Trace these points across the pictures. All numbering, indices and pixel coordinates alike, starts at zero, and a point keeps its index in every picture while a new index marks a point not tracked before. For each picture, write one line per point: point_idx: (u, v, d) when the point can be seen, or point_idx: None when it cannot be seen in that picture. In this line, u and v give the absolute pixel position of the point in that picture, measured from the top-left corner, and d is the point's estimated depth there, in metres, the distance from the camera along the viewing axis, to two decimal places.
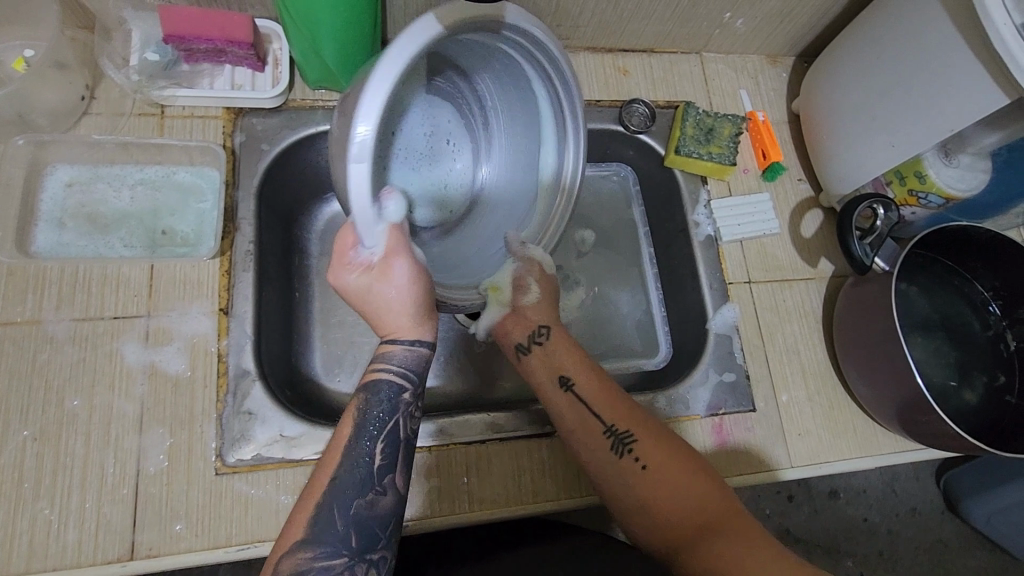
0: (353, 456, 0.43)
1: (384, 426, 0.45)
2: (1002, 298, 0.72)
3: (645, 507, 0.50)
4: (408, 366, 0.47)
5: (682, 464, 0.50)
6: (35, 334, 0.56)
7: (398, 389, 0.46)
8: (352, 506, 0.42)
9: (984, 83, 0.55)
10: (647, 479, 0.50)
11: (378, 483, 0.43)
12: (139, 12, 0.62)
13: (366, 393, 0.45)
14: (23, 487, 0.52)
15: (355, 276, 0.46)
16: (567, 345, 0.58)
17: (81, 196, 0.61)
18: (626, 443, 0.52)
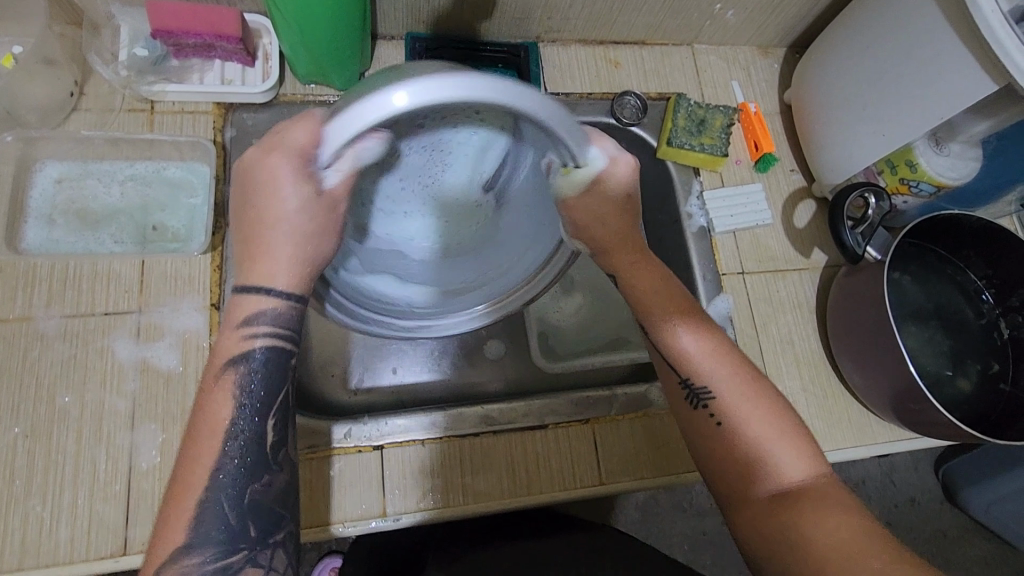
0: (235, 440, 0.42)
1: (267, 397, 0.44)
2: (994, 287, 0.72)
3: (714, 461, 0.49)
4: (279, 324, 0.44)
5: (766, 429, 0.48)
6: (26, 330, 0.56)
7: (271, 355, 0.44)
8: (244, 493, 0.41)
9: (971, 70, 0.55)
10: (723, 436, 0.48)
11: (269, 463, 0.43)
12: (126, 7, 0.62)
13: (238, 365, 0.43)
14: (14, 484, 0.52)
15: (286, 178, 0.42)
16: (655, 279, 0.55)
17: (70, 192, 0.61)
18: (703, 398, 0.50)
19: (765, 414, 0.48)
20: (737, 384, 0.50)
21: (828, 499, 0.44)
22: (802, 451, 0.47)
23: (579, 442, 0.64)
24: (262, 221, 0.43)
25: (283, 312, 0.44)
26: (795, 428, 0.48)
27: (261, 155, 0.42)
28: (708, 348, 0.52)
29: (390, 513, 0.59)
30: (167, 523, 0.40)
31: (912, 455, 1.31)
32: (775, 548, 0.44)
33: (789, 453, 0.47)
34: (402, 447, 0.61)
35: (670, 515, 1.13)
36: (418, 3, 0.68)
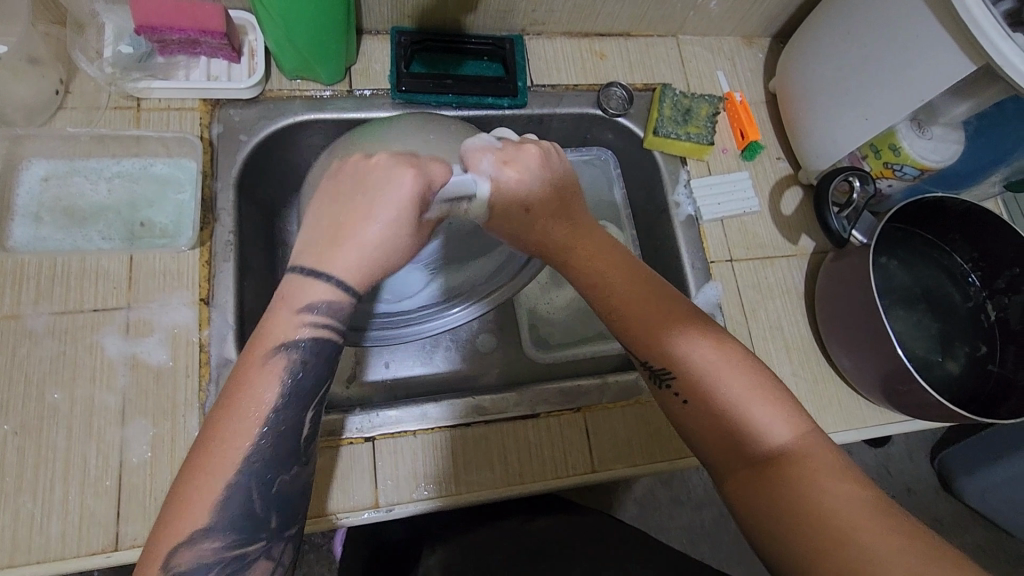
0: (274, 428, 0.41)
1: (310, 390, 0.43)
2: (980, 270, 0.72)
3: (694, 435, 0.50)
4: (336, 319, 0.43)
5: (737, 400, 0.48)
6: (15, 328, 0.56)
7: (318, 345, 0.43)
8: (274, 484, 0.41)
9: (950, 51, 0.56)
10: (694, 412, 0.49)
11: (302, 455, 0.43)
12: (110, 4, 0.63)
13: (286, 351, 0.42)
14: (4, 481, 0.52)
15: (402, 187, 0.45)
16: (606, 258, 0.56)
17: (57, 190, 0.61)
18: (664, 378, 0.51)
19: (737, 381, 0.48)
20: (702, 355, 0.50)
21: (812, 460, 0.44)
22: (781, 412, 0.47)
23: (571, 431, 0.64)
24: (360, 218, 0.44)
25: (340, 306, 0.43)
26: (771, 389, 0.48)
27: (390, 165, 0.46)
28: (667, 321, 0.52)
29: (382, 504, 0.59)
30: (192, 504, 0.39)
31: (907, 444, 1.32)
32: (763, 521, 0.44)
33: (766, 417, 0.47)
34: (393, 438, 0.61)
35: (668, 508, 1.14)
36: None
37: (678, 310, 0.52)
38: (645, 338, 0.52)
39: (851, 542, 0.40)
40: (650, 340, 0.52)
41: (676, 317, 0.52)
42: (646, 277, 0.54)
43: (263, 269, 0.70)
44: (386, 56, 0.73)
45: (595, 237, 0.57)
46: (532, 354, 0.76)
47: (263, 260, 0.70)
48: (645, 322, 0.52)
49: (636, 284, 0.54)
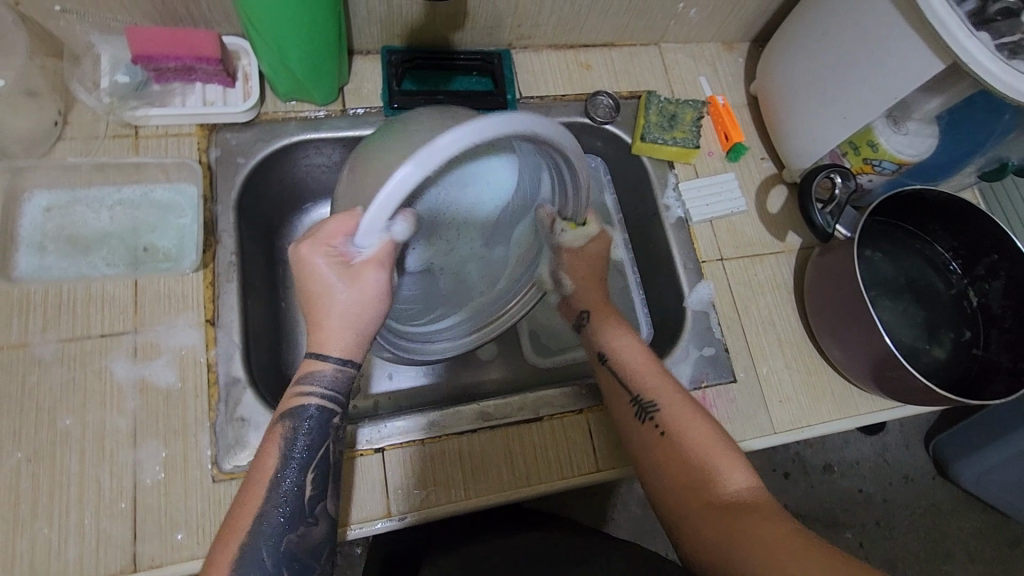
0: (278, 490, 0.46)
1: (312, 455, 0.47)
2: (961, 257, 0.75)
3: (656, 470, 0.54)
4: (333, 390, 0.49)
5: (705, 445, 0.53)
6: (23, 357, 0.57)
7: (321, 413, 0.48)
8: (282, 540, 0.45)
9: (919, 51, 0.58)
10: (669, 447, 0.54)
11: (308, 513, 0.46)
12: (106, 35, 0.64)
13: (291, 419, 0.48)
14: (19, 508, 0.53)
15: (322, 264, 0.46)
16: (609, 320, 0.65)
17: (60, 219, 0.62)
18: (648, 410, 0.57)
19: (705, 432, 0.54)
20: (682, 405, 0.56)
21: (763, 508, 0.48)
22: (739, 466, 0.52)
23: (574, 431, 0.66)
24: (320, 303, 0.47)
25: (335, 377, 0.48)
26: (733, 448, 0.53)
27: (299, 253, 0.47)
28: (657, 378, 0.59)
29: (393, 513, 0.60)
30: (219, 560, 0.43)
31: (901, 431, 1.34)
32: (713, 558, 0.47)
33: (727, 463, 0.52)
34: (402, 447, 0.62)
35: None
36: (391, 17, 0.70)
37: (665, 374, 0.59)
38: (639, 382, 0.59)
39: (788, 574, 0.42)
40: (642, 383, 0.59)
41: (662, 377, 0.59)
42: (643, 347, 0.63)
43: (264, 289, 0.71)
44: (377, 75, 0.75)
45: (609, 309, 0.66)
46: (533, 358, 0.78)
47: (263, 280, 0.71)
48: (639, 374, 0.59)
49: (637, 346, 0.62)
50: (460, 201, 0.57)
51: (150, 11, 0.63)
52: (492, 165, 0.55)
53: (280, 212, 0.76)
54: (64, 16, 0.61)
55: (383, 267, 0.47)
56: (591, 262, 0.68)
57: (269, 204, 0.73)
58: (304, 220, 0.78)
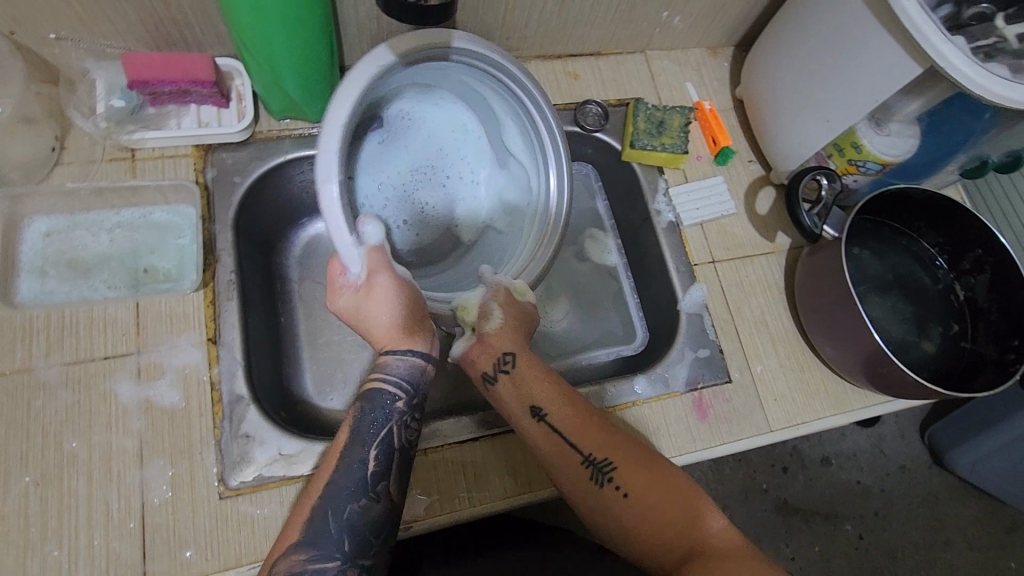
0: (348, 462, 0.48)
1: (379, 433, 0.50)
2: (947, 253, 0.77)
3: (624, 531, 0.52)
4: (404, 378, 0.52)
5: (668, 495, 0.52)
6: (29, 381, 0.57)
7: (393, 397, 0.51)
8: (346, 510, 0.47)
9: (897, 55, 0.60)
10: (630, 511, 0.52)
11: (371, 489, 0.48)
12: (100, 61, 0.65)
13: (365, 400, 0.51)
14: (29, 532, 0.53)
15: (347, 285, 0.55)
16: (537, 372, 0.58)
17: (60, 244, 0.63)
18: (605, 472, 0.54)
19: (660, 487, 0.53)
20: (637, 458, 0.54)
21: (740, 552, 0.48)
22: (699, 511, 0.51)
23: None
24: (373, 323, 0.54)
25: (404, 366, 0.52)
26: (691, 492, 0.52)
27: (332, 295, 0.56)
28: (603, 433, 0.56)
29: (399, 522, 0.61)
30: (289, 525, 0.46)
31: (897, 423, 1.36)
32: None
33: (697, 509, 0.51)
34: None
35: None
36: (381, 34, 0.71)
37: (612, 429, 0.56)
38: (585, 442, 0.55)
39: None
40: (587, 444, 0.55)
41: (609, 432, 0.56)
42: (582, 403, 0.58)
43: (263, 305, 0.72)
44: None
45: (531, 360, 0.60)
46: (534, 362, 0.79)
47: (262, 297, 0.72)
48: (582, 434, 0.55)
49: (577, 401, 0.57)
50: (433, 151, 0.72)
51: (143, 35, 0.64)
52: (435, 112, 0.69)
53: (276, 229, 0.77)
54: (59, 43, 0.62)
55: (382, 268, 0.53)
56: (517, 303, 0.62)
57: (266, 222, 0.74)
58: (302, 235, 0.80)
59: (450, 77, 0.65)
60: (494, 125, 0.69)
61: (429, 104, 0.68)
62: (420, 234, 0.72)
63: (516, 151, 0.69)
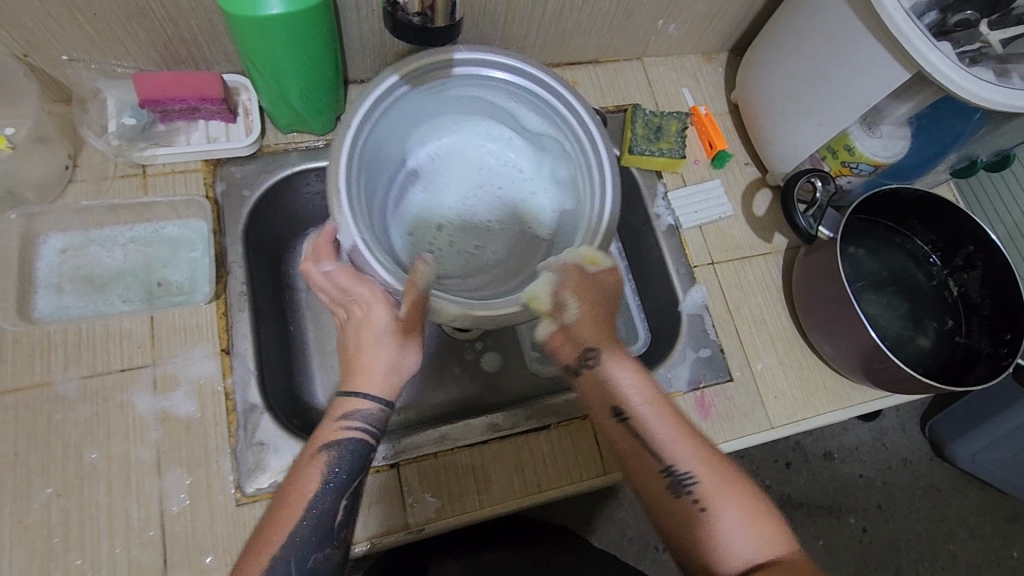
0: (313, 510, 0.48)
1: (347, 481, 0.50)
2: (940, 250, 0.78)
3: (698, 552, 0.47)
4: (371, 424, 0.52)
5: (752, 518, 0.47)
6: (48, 395, 0.59)
7: (360, 445, 0.51)
8: (310, 559, 0.47)
9: (886, 61, 0.62)
10: (702, 525, 0.47)
11: (335, 537, 0.48)
12: (111, 80, 0.66)
13: (332, 447, 0.50)
14: (52, 541, 0.55)
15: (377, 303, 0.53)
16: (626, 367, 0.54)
17: (75, 260, 0.65)
18: (686, 484, 0.49)
19: (741, 502, 0.48)
20: (722, 474, 0.49)
21: None
22: (778, 533, 0.46)
23: (581, 437, 0.68)
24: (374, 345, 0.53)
25: (374, 415, 0.52)
26: (770, 515, 0.47)
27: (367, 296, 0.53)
28: (687, 439, 0.51)
29: (412, 524, 0.62)
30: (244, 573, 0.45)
31: (897, 417, 1.38)
32: None
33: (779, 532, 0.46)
34: (417, 462, 0.64)
35: None
36: (384, 48, 0.73)
37: (696, 435, 0.51)
38: (665, 446, 0.50)
39: None
40: (665, 447, 0.50)
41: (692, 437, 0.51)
42: (669, 403, 0.53)
43: (273, 314, 0.73)
44: None
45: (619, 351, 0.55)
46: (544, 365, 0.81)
47: (272, 307, 0.74)
48: (662, 436, 0.51)
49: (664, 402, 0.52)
50: (476, 172, 0.72)
51: (153, 54, 0.65)
52: (458, 137, 0.71)
53: (284, 239, 0.78)
54: (71, 64, 0.63)
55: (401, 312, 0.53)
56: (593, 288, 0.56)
57: (274, 233, 0.76)
58: (308, 245, 0.81)
59: (448, 100, 0.65)
60: (511, 116, 0.67)
61: (445, 131, 0.70)
62: (493, 247, 0.70)
63: (542, 128, 0.65)
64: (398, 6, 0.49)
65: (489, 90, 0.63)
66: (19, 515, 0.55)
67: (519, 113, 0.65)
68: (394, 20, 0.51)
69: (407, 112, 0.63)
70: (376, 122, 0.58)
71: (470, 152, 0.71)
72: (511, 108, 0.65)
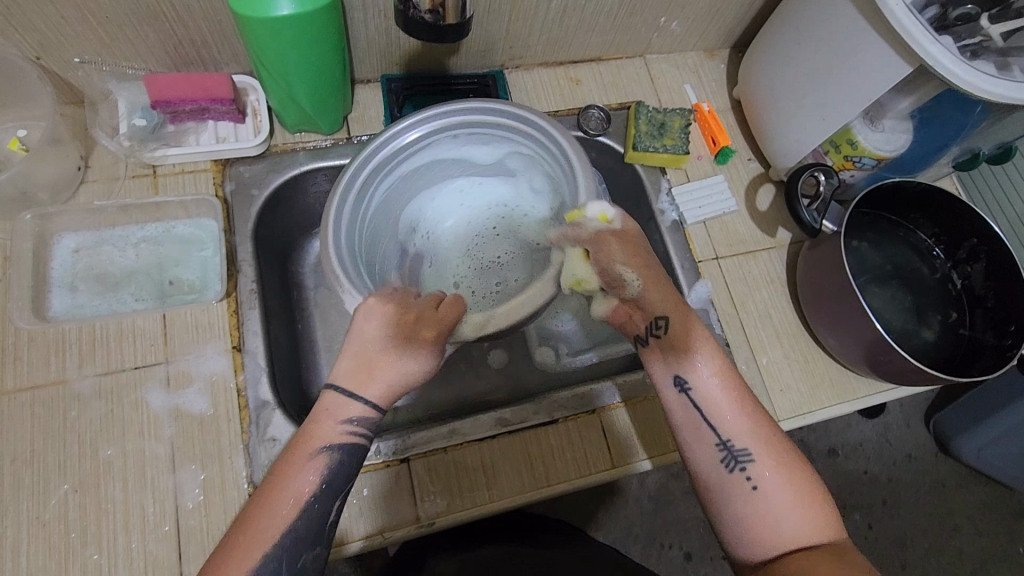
0: (305, 511, 0.47)
1: (341, 484, 0.49)
2: (943, 243, 0.79)
3: (738, 523, 0.48)
4: (367, 427, 0.50)
5: (799, 498, 0.48)
6: (63, 393, 0.60)
7: (355, 448, 0.50)
8: (299, 562, 0.46)
9: (889, 55, 0.62)
10: (749, 496, 0.48)
11: (326, 539, 0.48)
12: (122, 82, 0.67)
13: (329, 449, 0.49)
14: (70, 536, 0.55)
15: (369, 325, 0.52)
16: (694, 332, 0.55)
17: (88, 259, 0.66)
18: (740, 460, 0.49)
19: (791, 479, 0.49)
20: (776, 454, 0.50)
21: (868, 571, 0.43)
22: (823, 516, 0.47)
23: (588, 431, 0.69)
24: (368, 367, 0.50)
25: (372, 419, 0.50)
26: (818, 498, 0.48)
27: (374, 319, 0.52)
28: (750, 414, 0.51)
29: (424, 518, 0.63)
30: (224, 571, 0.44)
31: (902, 412, 1.39)
32: None
33: (824, 516, 0.47)
34: (427, 456, 0.65)
35: (680, 500, 1.26)
36: (390, 48, 0.74)
37: (760, 412, 0.52)
38: (728, 413, 0.51)
39: None
40: (725, 416, 0.51)
41: (755, 412, 0.52)
42: (737, 378, 0.53)
43: (282, 312, 0.74)
44: (379, 103, 0.78)
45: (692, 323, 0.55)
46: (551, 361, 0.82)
47: (282, 305, 0.75)
48: (725, 407, 0.52)
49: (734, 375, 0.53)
50: (474, 228, 0.78)
51: (162, 56, 0.66)
52: (434, 209, 0.76)
53: (292, 239, 0.79)
54: (82, 66, 0.64)
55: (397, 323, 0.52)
56: (636, 247, 0.58)
57: (283, 232, 0.77)
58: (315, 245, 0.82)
59: (407, 179, 0.70)
60: (463, 164, 0.72)
61: (426, 201, 0.75)
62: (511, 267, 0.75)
63: (495, 154, 0.71)
64: (410, 5, 0.50)
65: (432, 150, 0.68)
66: (36, 511, 0.56)
67: (464, 153, 0.70)
68: (406, 17, 0.51)
69: (377, 199, 0.68)
70: (353, 213, 0.63)
71: (450, 215, 0.77)
72: (456, 158, 0.71)
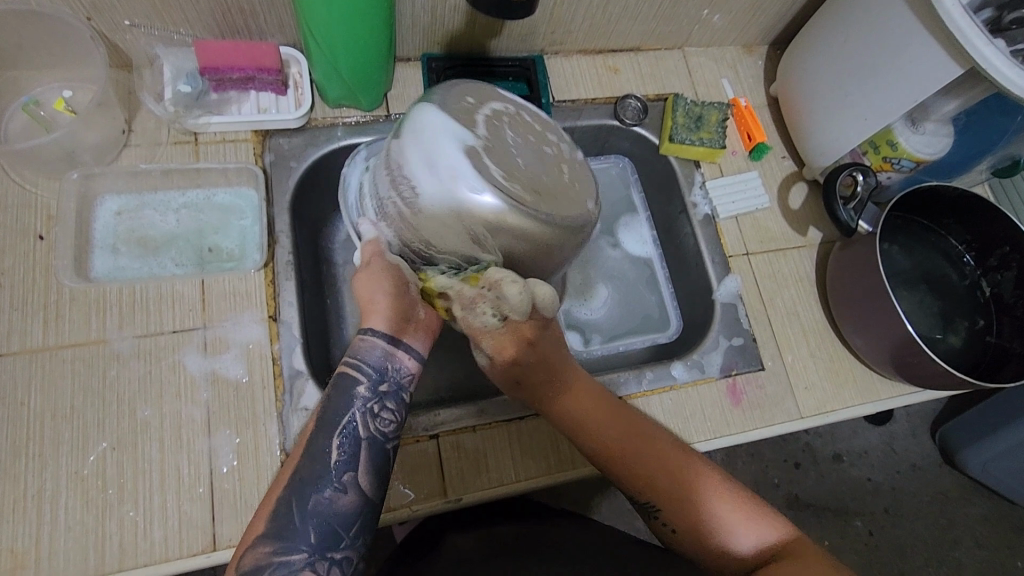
0: (311, 451, 0.50)
1: (340, 419, 0.51)
2: (974, 250, 0.79)
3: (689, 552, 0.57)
4: (363, 359, 0.53)
5: (718, 516, 0.55)
6: (104, 352, 0.60)
7: (353, 380, 0.53)
8: (309, 500, 0.48)
9: (939, 56, 0.62)
10: (682, 536, 0.57)
11: (335, 480, 0.49)
12: (169, 47, 0.68)
13: (331, 387, 0.53)
14: (107, 492, 0.56)
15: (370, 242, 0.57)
16: (602, 417, 0.59)
17: (131, 222, 0.67)
18: (650, 509, 0.58)
19: (710, 503, 0.56)
20: (683, 496, 0.56)
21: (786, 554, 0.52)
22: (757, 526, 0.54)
23: None
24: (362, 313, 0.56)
25: (375, 352, 0.54)
26: (747, 504, 0.56)
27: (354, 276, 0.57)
28: (655, 459, 0.58)
29: (452, 496, 0.64)
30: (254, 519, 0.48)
31: (908, 422, 1.39)
32: None
33: (744, 524, 0.54)
34: (458, 435, 0.66)
35: None
36: (433, 26, 0.74)
37: (663, 450, 0.58)
38: (637, 480, 0.58)
39: None
40: (642, 484, 0.57)
41: (652, 452, 0.58)
42: (623, 421, 0.60)
43: (314, 285, 0.75)
44: (417, 82, 0.78)
45: (576, 391, 0.61)
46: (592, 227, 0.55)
47: (314, 279, 0.75)
48: (642, 476, 0.57)
49: (632, 436, 0.59)
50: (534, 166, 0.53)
51: (210, 24, 0.66)
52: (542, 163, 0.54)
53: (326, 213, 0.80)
54: (132, 29, 0.65)
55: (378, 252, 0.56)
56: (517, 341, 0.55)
57: (317, 206, 0.77)
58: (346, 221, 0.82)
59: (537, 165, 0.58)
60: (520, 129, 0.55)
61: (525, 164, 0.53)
62: (518, 153, 0.52)
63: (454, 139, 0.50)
64: None
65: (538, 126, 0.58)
66: (76, 466, 0.57)
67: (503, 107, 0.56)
68: None
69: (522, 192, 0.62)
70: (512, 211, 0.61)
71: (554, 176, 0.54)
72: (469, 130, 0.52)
